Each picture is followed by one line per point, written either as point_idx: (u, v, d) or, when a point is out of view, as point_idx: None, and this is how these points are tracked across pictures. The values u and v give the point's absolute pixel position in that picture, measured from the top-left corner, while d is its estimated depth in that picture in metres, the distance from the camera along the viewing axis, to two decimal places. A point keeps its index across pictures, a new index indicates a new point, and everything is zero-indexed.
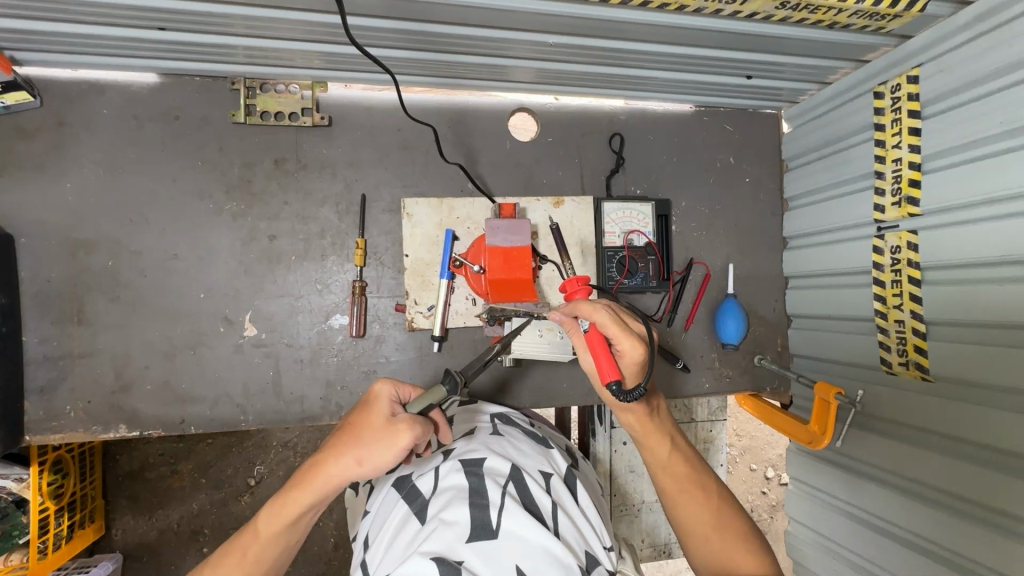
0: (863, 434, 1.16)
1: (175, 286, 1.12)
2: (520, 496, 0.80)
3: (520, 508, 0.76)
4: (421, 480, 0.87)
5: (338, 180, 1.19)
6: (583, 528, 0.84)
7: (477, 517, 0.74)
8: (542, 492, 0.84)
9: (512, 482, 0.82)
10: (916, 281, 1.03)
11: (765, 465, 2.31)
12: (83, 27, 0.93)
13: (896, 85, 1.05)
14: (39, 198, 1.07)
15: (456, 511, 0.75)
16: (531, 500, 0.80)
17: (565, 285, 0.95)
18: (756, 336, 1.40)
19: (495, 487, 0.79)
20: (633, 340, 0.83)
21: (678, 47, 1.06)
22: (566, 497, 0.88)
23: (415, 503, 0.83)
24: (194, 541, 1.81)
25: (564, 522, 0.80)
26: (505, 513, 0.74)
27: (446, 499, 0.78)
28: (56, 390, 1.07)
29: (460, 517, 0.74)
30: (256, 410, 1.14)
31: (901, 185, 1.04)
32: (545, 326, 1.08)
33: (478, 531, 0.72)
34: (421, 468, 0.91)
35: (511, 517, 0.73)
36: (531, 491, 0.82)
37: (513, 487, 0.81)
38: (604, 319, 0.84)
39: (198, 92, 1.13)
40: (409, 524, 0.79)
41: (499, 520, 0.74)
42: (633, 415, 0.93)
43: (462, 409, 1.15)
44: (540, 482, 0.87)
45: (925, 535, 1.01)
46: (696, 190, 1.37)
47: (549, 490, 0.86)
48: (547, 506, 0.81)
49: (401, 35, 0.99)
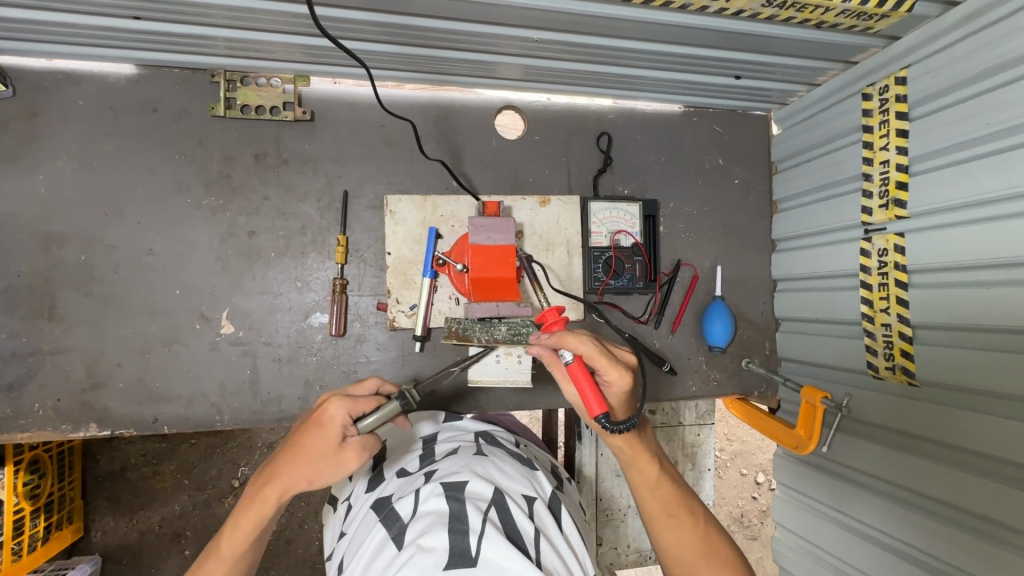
0: (850, 438, 1.14)
1: (150, 281, 1.09)
2: (501, 522, 0.78)
3: (501, 535, 0.74)
4: (401, 503, 0.85)
5: (320, 175, 1.16)
6: (566, 554, 0.81)
7: (455, 544, 0.72)
8: (525, 518, 0.82)
9: (494, 507, 0.80)
10: (902, 284, 1.02)
11: (755, 470, 2.30)
12: (56, 15, 0.91)
13: (885, 87, 1.04)
14: (11, 190, 1.04)
15: (435, 538, 0.73)
16: (513, 526, 0.78)
17: (543, 315, 0.92)
18: (743, 339, 1.38)
19: (475, 512, 0.77)
20: (620, 370, 0.86)
21: (665, 45, 1.05)
22: (550, 524, 0.86)
23: (393, 529, 0.80)
24: (174, 544, 1.77)
25: (546, 550, 0.78)
26: (484, 540, 0.72)
27: (425, 525, 0.76)
28: (25, 387, 1.04)
29: (439, 543, 0.72)
30: (232, 410, 1.11)
31: (889, 188, 1.03)
32: (502, 353, 1.17)
33: (455, 560, 0.69)
34: (403, 490, 0.89)
35: (490, 545, 0.71)
36: (513, 517, 0.80)
37: (495, 513, 0.79)
38: (590, 351, 0.85)
39: (178, 84, 1.11)
40: (386, 549, 0.76)
41: (479, 548, 0.71)
42: (622, 437, 0.90)
43: (444, 425, 1.13)
44: (523, 507, 0.85)
45: (913, 543, 0.99)
46: (685, 191, 1.36)
47: (532, 517, 0.84)
48: (530, 532, 0.79)
49: (385, 28, 0.97)
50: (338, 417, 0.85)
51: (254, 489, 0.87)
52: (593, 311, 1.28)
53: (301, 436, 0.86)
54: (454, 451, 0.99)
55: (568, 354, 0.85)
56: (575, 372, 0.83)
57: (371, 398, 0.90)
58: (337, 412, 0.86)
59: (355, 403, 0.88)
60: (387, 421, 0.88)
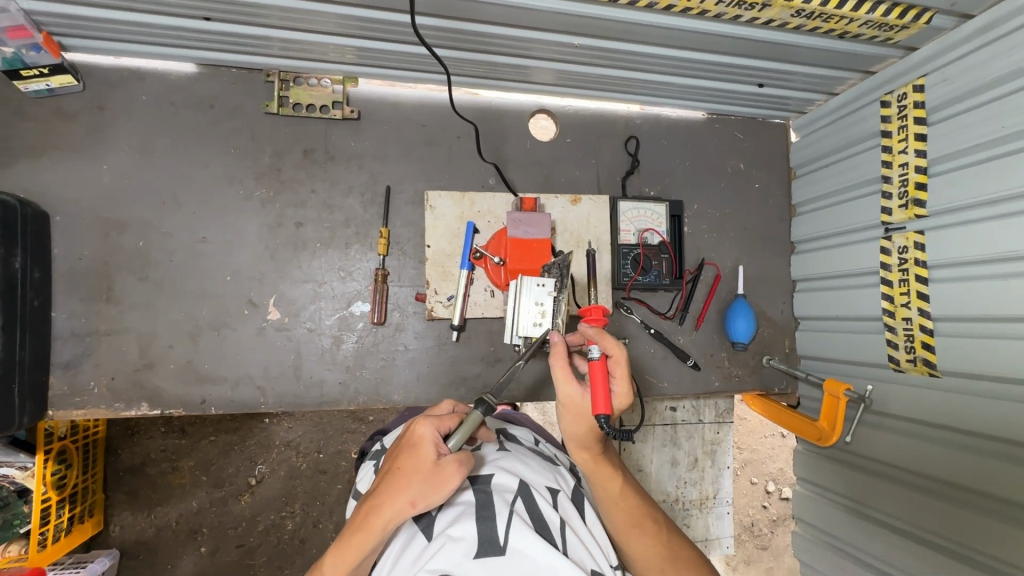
0: (872, 431, 1.18)
1: (202, 267, 1.14)
2: (528, 512, 0.81)
3: (529, 526, 0.77)
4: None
5: (364, 171, 1.22)
6: (591, 546, 0.83)
7: (484, 533, 0.76)
8: (550, 508, 0.84)
9: (520, 498, 0.83)
10: (923, 279, 1.07)
11: (766, 479, 2.32)
12: (134, 14, 0.97)
13: (902, 95, 1.10)
14: (76, 179, 1.10)
15: (463, 527, 0.77)
16: (539, 515, 0.81)
17: (589, 310, 0.96)
18: (764, 337, 1.43)
19: (502, 503, 0.81)
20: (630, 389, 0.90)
21: (694, 52, 1.12)
22: (574, 515, 0.88)
23: (422, 520, 0.84)
24: (192, 540, 1.79)
25: (572, 540, 0.81)
26: (512, 530, 0.76)
27: (454, 516, 0.80)
28: (80, 366, 1.08)
29: (468, 533, 0.75)
30: (275, 393, 1.16)
31: (908, 189, 1.09)
32: (540, 310, 1.06)
33: (485, 548, 0.73)
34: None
35: (518, 535, 0.75)
36: (539, 507, 0.83)
37: (522, 503, 0.82)
38: (619, 358, 0.88)
39: (235, 83, 1.17)
40: (415, 540, 0.81)
41: (507, 536, 0.75)
42: (589, 452, 0.96)
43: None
44: (548, 498, 0.87)
45: (939, 532, 1.02)
46: (708, 194, 1.42)
47: (558, 507, 0.86)
48: (556, 521, 0.82)
49: (438, 32, 1.04)
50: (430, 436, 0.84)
51: (356, 520, 0.81)
52: (620, 306, 1.32)
53: (401, 459, 0.83)
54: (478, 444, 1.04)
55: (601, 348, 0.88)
56: (596, 369, 0.86)
57: (452, 416, 0.91)
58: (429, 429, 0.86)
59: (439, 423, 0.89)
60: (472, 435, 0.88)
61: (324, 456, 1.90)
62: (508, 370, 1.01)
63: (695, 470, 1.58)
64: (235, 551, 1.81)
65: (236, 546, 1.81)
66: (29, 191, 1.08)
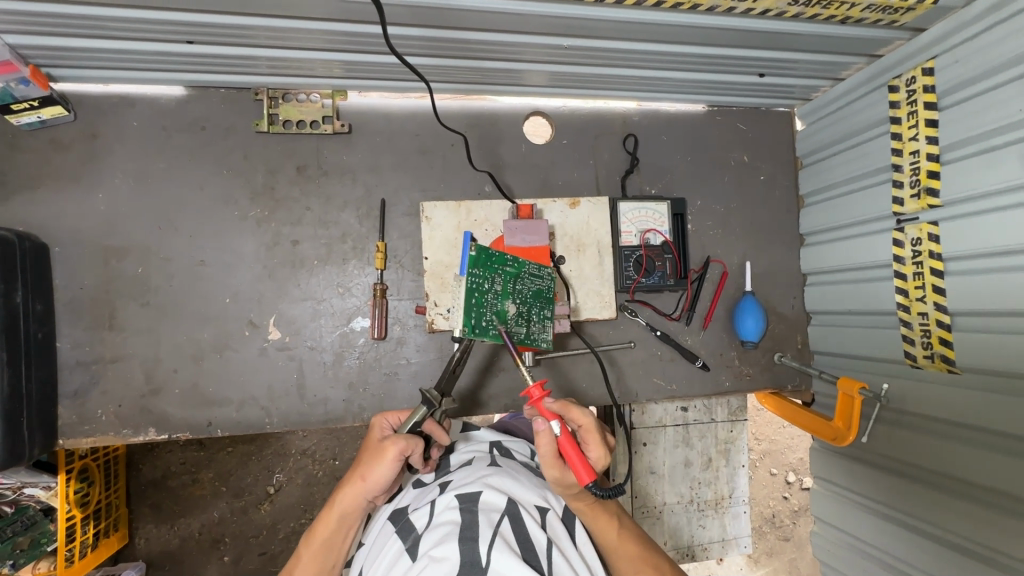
0: (891, 430, 1.14)
1: (201, 291, 1.14)
2: (514, 532, 0.81)
3: (512, 547, 0.77)
4: (416, 514, 0.91)
5: (358, 185, 1.21)
6: (578, 567, 0.84)
7: (467, 554, 0.75)
8: (537, 529, 0.85)
9: (507, 517, 0.84)
10: (938, 272, 1.02)
11: (786, 470, 2.27)
12: (118, 43, 0.97)
13: (911, 78, 1.05)
14: (73, 209, 1.10)
15: (447, 547, 0.77)
16: (525, 537, 0.81)
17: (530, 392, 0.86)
18: (775, 333, 1.39)
19: (487, 522, 0.81)
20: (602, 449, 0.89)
21: (690, 46, 1.08)
22: (563, 537, 0.89)
23: (409, 539, 0.86)
24: (214, 549, 1.82)
25: (558, 561, 0.80)
26: (495, 551, 0.75)
27: (439, 536, 0.81)
28: (88, 394, 1.10)
29: (450, 554, 0.75)
30: (281, 412, 1.16)
31: (920, 177, 1.04)
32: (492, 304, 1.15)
33: (466, 569, 0.73)
34: (418, 502, 0.96)
35: (501, 556, 0.74)
36: (525, 528, 0.83)
37: (508, 523, 0.83)
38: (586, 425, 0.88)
39: (224, 103, 1.17)
40: (402, 559, 0.81)
41: (489, 557, 0.75)
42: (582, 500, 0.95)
43: (465, 437, 1.22)
44: (536, 518, 0.88)
45: (964, 534, 0.99)
46: (712, 189, 1.38)
47: (546, 528, 0.87)
48: (543, 542, 0.82)
49: (424, 42, 1.02)
50: (380, 424, 1.00)
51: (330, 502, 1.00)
52: (624, 310, 1.30)
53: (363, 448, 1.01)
54: (469, 462, 1.06)
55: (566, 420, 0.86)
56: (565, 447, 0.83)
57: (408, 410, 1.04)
58: (384, 421, 1.02)
59: (397, 417, 1.04)
60: (416, 422, 0.97)
61: (339, 463, 1.91)
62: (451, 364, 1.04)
63: (710, 470, 1.56)
64: (257, 559, 1.83)
65: (258, 554, 1.84)
66: (29, 224, 1.09)
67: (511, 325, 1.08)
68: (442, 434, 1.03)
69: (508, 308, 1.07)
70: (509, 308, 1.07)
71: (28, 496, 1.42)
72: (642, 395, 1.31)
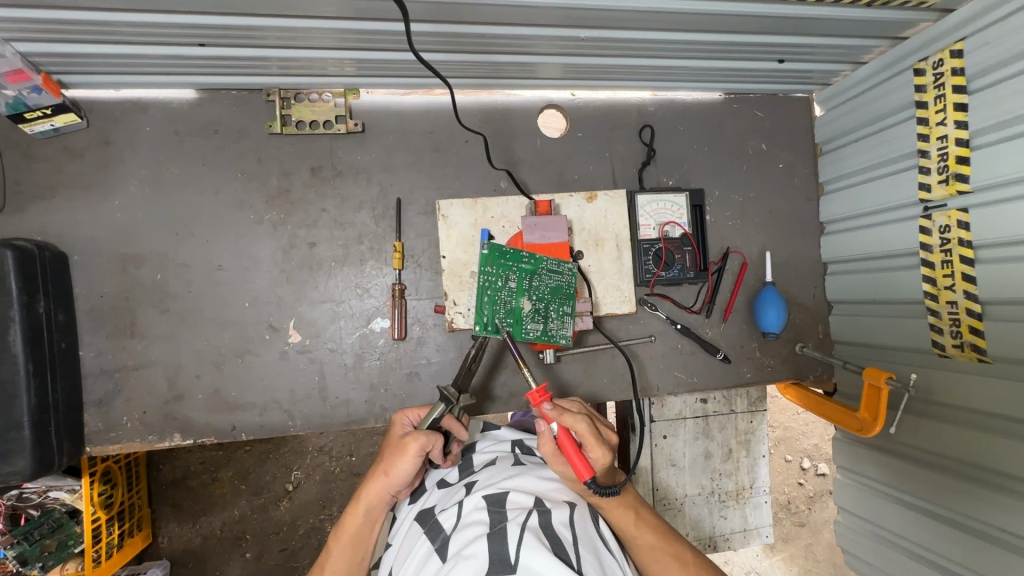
0: (918, 419, 1.13)
1: (220, 296, 1.14)
2: (542, 528, 0.80)
3: (541, 542, 0.77)
4: (444, 516, 0.91)
5: (373, 185, 1.20)
6: (606, 562, 0.82)
7: (496, 551, 0.75)
8: (565, 525, 0.84)
9: (534, 514, 0.83)
10: (968, 260, 1.00)
11: (801, 456, 2.27)
12: (130, 47, 0.95)
13: (938, 61, 1.02)
14: (89, 217, 1.10)
15: (476, 546, 0.77)
16: (554, 532, 0.81)
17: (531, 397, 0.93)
18: (796, 324, 1.38)
19: (515, 520, 0.81)
20: (604, 448, 0.93)
21: (708, 33, 1.05)
22: (591, 532, 0.88)
23: (437, 540, 0.86)
24: (237, 547, 1.83)
25: (588, 557, 0.79)
26: (523, 548, 0.74)
27: (467, 537, 0.80)
28: (112, 402, 1.10)
29: (479, 553, 0.75)
30: (304, 415, 1.16)
31: (948, 163, 1.02)
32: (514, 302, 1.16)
33: (496, 565, 0.72)
34: (444, 502, 0.96)
35: (529, 551, 0.73)
36: (553, 524, 0.82)
37: (536, 519, 0.82)
38: (584, 429, 0.91)
39: (236, 105, 1.15)
40: (432, 560, 0.81)
41: (518, 554, 0.74)
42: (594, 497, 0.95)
43: (484, 436, 1.21)
44: (563, 514, 0.87)
45: (996, 523, 0.98)
46: (730, 179, 1.36)
47: (574, 523, 0.86)
48: (570, 538, 0.81)
49: (438, 37, 1.00)
50: (401, 420, 1.01)
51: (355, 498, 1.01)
52: (644, 304, 1.29)
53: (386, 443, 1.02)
54: (492, 463, 1.07)
55: (560, 428, 0.89)
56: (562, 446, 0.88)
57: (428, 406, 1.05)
58: (406, 417, 1.03)
59: (417, 413, 1.04)
60: (434, 419, 0.98)
61: (356, 460, 1.92)
62: (466, 361, 1.07)
63: (730, 461, 1.55)
64: (279, 555, 1.85)
65: (279, 551, 1.85)
66: (47, 233, 1.08)
67: (527, 321, 1.11)
68: (461, 429, 1.02)
69: (523, 304, 1.10)
70: (524, 304, 1.10)
71: (53, 499, 1.43)
72: (663, 389, 1.30)
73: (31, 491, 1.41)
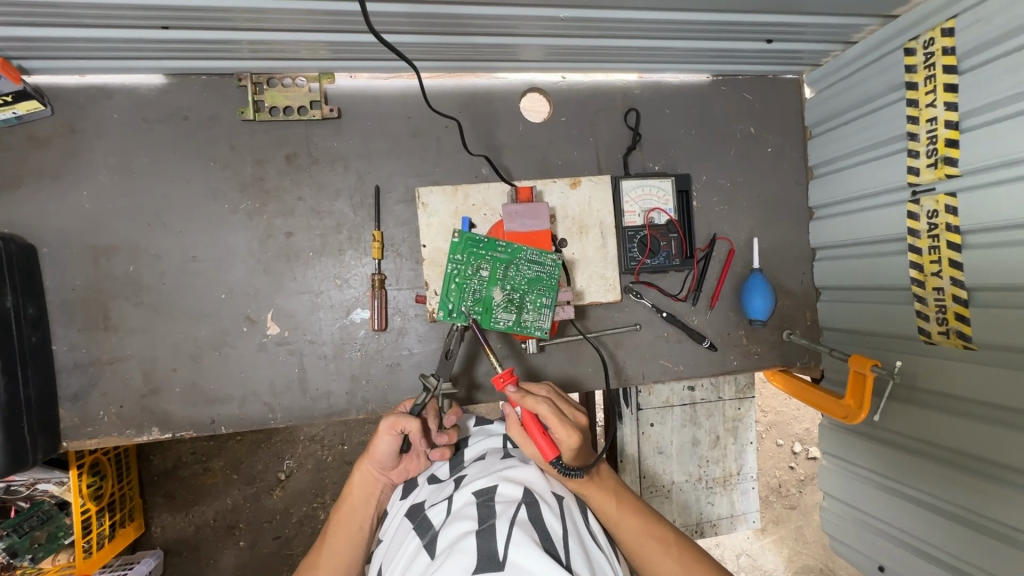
0: (904, 406, 1.12)
1: (196, 287, 1.12)
2: (531, 522, 0.79)
3: (530, 537, 0.76)
4: (433, 512, 0.90)
5: (351, 173, 1.17)
6: (593, 555, 0.82)
7: (484, 547, 0.74)
8: (554, 518, 0.83)
9: (523, 508, 0.82)
10: (955, 246, 0.98)
11: (792, 440, 2.28)
12: (89, 30, 0.92)
13: (929, 40, 0.99)
14: (57, 208, 1.07)
15: (465, 541, 0.76)
16: (542, 526, 0.79)
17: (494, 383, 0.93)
18: (783, 311, 1.36)
19: (504, 516, 0.80)
20: (569, 428, 0.93)
21: (692, 13, 1.02)
22: (580, 523, 0.87)
23: (426, 537, 0.85)
24: (230, 536, 1.84)
25: (577, 551, 0.78)
26: (511, 545, 0.73)
27: (456, 533, 0.79)
28: (89, 396, 1.09)
29: (467, 548, 0.74)
30: (284, 407, 1.15)
31: (937, 146, 0.99)
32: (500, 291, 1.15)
33: (484, 562, 0.71)
34: (434, 498, 0.95)
35: (517, 547, 0.72)
36: (542, 518, 0.81)
37: (524, 513, 0.81)
38: (546, 411, 0.92)
39: (206, 91, 1.12)
40: (420, 558, 0.80)
41: (506, 552, 0.73)
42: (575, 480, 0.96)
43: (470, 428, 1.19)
44: (553, 506, 0.86)
45: (979, 510, 0.98)
46: (718, 163, 1.33)
47: (563, 516, 0.85)
48: (559, 531, 0.80)
49: (412, 19, 0.96)
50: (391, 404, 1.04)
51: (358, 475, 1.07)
52: (629, 292, 1.27)
53: None
54: (482, 456, 1.05)
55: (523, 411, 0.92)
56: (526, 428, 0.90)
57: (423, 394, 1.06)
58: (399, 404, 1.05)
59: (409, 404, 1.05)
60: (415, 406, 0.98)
61: (347, 449, 1.92)
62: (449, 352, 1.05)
63: (717, 448, 1.55)
64: (272, 543, 1.85)
65: (272, 539, 1.86)
66: (14, 224, 1.06)
67: (497, 310, 1.10)
68: None
69: (493, 294, 1.09)
70: (495, 294, 1.09)
71: (41, 491, 1.41)
72: (648, 377, 1.29)
73: (18, 484, 1.39)
